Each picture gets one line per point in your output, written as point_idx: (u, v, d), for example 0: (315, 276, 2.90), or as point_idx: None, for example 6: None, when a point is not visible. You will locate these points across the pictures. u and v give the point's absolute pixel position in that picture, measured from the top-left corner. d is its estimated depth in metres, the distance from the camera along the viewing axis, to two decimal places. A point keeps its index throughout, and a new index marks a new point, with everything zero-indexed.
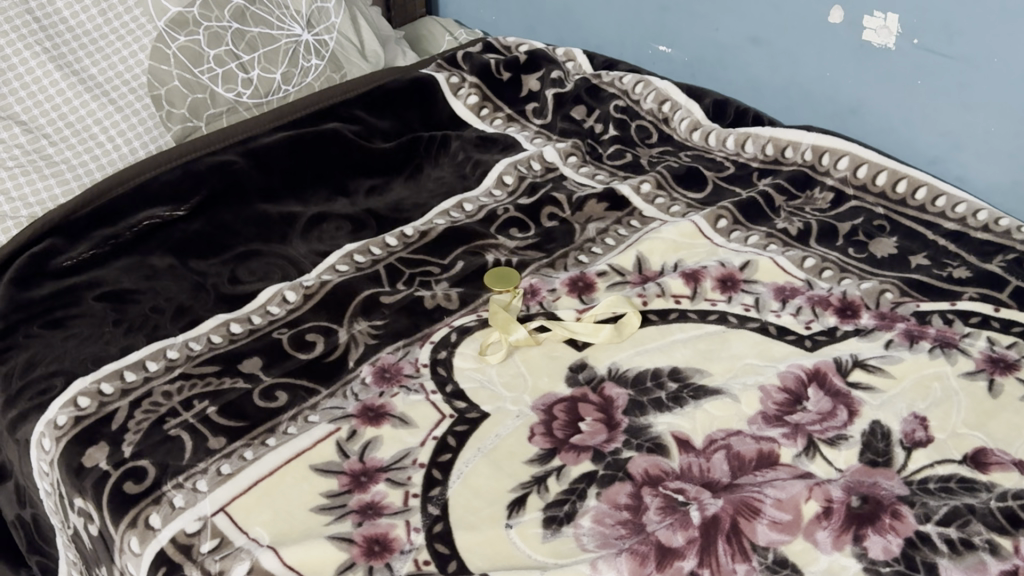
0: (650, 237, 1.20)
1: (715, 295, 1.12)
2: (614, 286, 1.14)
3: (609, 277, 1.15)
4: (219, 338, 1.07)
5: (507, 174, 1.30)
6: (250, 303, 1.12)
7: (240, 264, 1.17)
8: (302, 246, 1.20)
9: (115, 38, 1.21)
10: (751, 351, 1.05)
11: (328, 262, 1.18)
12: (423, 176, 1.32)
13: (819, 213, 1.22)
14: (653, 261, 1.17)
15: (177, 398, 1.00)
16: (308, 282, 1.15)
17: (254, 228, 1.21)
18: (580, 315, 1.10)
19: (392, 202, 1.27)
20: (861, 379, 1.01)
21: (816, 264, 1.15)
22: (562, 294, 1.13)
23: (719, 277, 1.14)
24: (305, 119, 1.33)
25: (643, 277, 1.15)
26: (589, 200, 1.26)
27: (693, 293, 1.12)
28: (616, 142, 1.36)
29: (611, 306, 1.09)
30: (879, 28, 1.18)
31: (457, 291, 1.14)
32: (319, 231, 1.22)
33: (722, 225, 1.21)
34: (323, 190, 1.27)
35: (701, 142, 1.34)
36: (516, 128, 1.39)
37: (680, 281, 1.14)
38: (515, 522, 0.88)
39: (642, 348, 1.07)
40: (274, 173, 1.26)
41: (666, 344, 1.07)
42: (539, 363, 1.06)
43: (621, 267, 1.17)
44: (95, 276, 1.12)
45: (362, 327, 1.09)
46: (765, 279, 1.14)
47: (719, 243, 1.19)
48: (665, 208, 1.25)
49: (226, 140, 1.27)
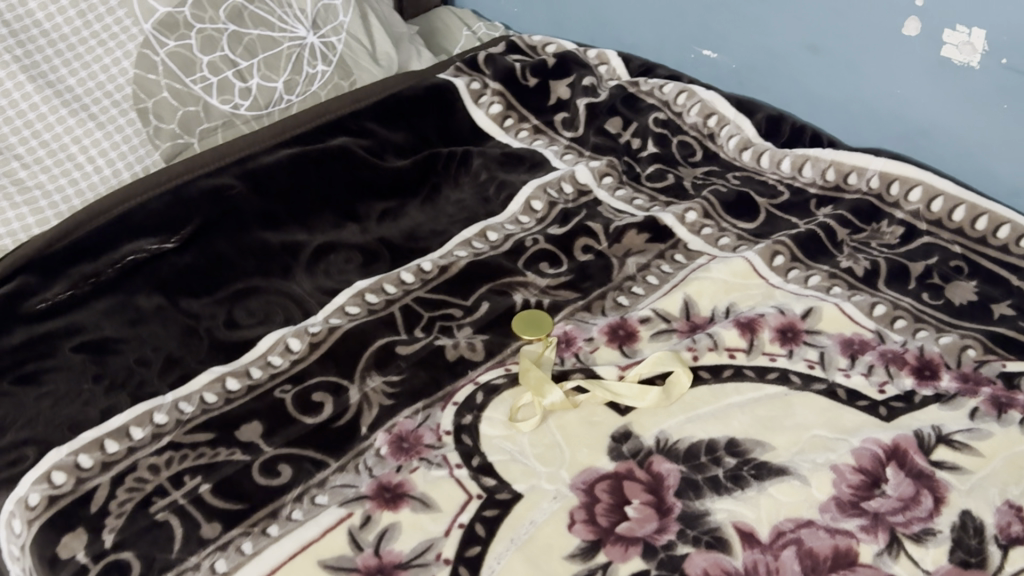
0: (699, 278, 1.07)
1: (777, 349, 1.00)
2: (659, 335, 1.01)
3: (653, 324, 1.03)
4: (213, 397, 0.95)
5: (535, 198, 1.17)
6: (247, 354, 0.99)
7: (237, 304, 1.04)
8: (308, 282, 1.07)
9: (97, 42, 1.07)
10: (819, 420, 0.93)
11: (336, 302, 1.05)
12: (442, 199, 1.18)
13: (887, 250, 1.09)
14: (703, 306, 1.04)
15: (165, 473, 0.87)
16: (314, 327, 1.02)
17: (254, 260, 1.08)
18: (624, 372, 0.97)
19: (407, 230, 1.14)
20: (946, 459, 0.88)
21: (887, 312, 1.03)
22: (600, 345, 1.01)
23: (779, 328, 1.01)
24: (310, 133, 1.18)
25: (691, 324, 1.03)
26: (628, 230, 1.12)
27: (750, 347, 1.00)
28: (655, 160, 1.22)
29: (661, 364, 0.96)
30: (962, 44, 1.04)
31: (482, 339, 1.02)
32: (326, 264, 1.09)
33: (778, 263, 1.08)
34: (330, 215, 1.13)
35: (752, 162, 1.21)
36: (544, 141, 1.26)
37: (735, 332, 1.01)
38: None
39: (694, 414, 0.94)
40: (276, 198, 1.12)
41: (721, 409, 0.94)
42: (577, 430, 0.93)
43: (666, 313, 1.04)
44: (74, 320, 0.99)
45: (375, 385, 0.96)
46: (830, 329, 1.01)
47: (776, 285, 1.06)
48: (713, 240, 1.12)
49: (222, 159, 1.13)
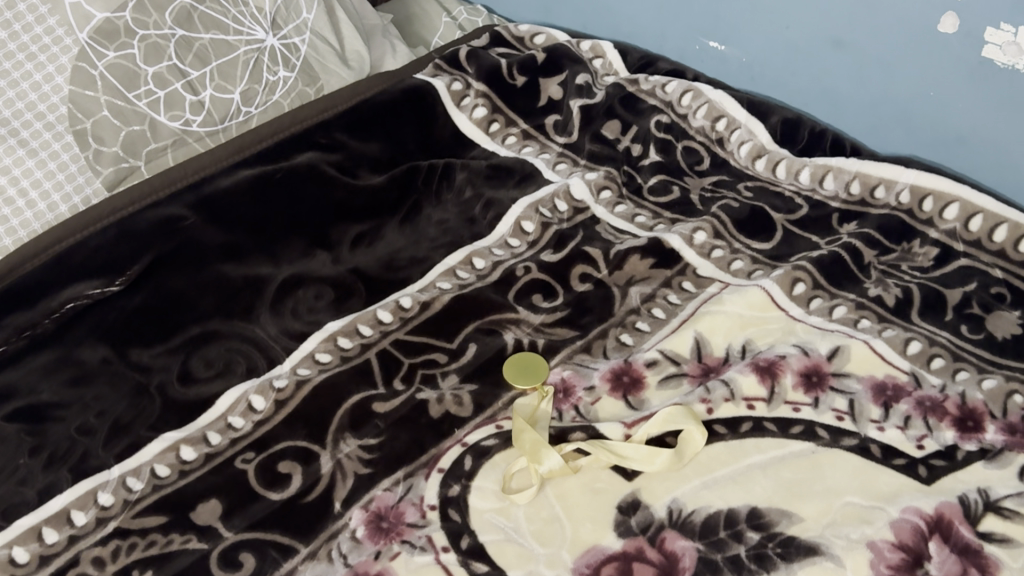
0: (711, 312, 0.95)
1: (803, 397, 0.89)
2: (668, 381, 0.91)
3: (661, 368, 0.92)
4: (166, 470, 0.84)
5: (526, 219, 1.05)
6: (203, 415, 0.88)
7: (193, 352, 0.93)
8: (273, 324, 0.96)
9: (26, 58, 0.93)
10: (851, 484, 0.83)
11: (305, 349, 0.93)
12: (423, 220, 1.06)
13: (919, 274, 0.99)
14: (716, 344, 0.93)
15: (111, 568, 0.76)
16: (280, 381, 0.90)
17: (213, 298, 0.96)
18: (629, 429, 0.86)
19: (384, 257, 1.03)
20: (996, 530, 0.78)
21: (923, 350, 0.92)
22: (602, 395, 0.90)
23: (802, 372, 0.90)
24: (272, 151, 1.05)
25: (703, 367, 0.92)
26: (631, 254, 1.01)
27: (771, 396, 0.89)
28: (658, 170, 1.11)
29: (671, 422, 0.86)
30: (1006, 44, 0.91)
31: (470, 390, 0.91)
32: (293, 302, 0.98)
33: (799, 292, 0.97)
34: (296, 243, 1.01)
35: (766, 172, 1.09)
36: (534, 148, 1.14)
37: (754, 378, 0.90)
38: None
39: (710, 478, 0.84)
40: (236, 227, 1.00)
41: (741, 471, 0.84)
42: (580, 499, 0.82)
43: (675, 354, 0.93)
44: (6, 382, 0.87)
45: (350, 450, 0.85)
46: (859, 372, 0.91)
47: (797, 318, 0.95)
48: (725, 264, 1.01)
49: (173, 185, 1.00)
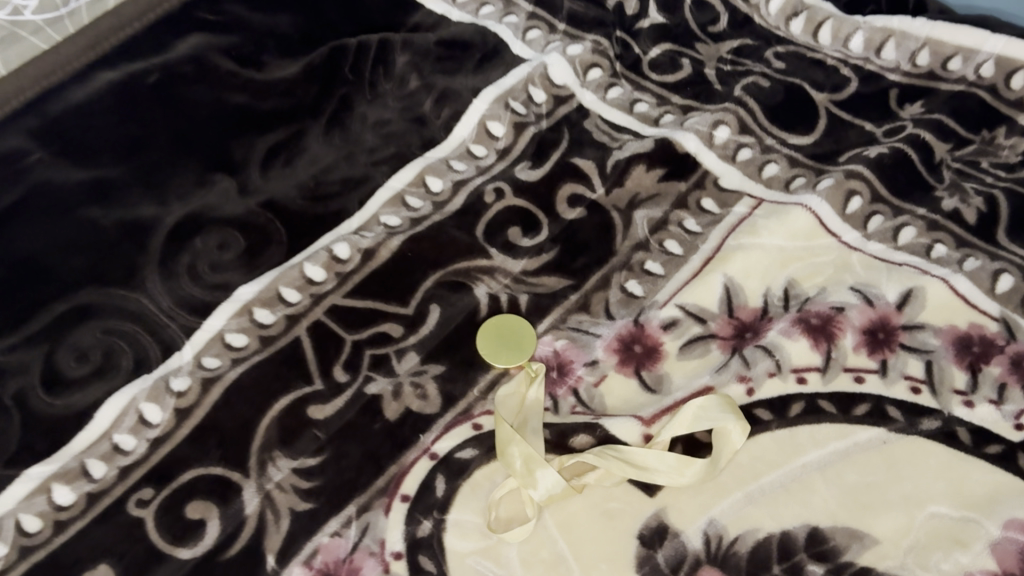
0: (744, 246, 0.73)
1: (868, 363, 0.69)
2: (692, 347, 0.70)
3: (682, 330, 0.71)
4: (36, 523, 0.61)
5: (493, 118, 0.80)
6: (81, 436, 0.65)
7: (58, 341, 0.67)
8: (165, 292, 0.70)
9: None
10: (936, 487, 0.64)
11: (212, 327, 0.69)
12: (355, 120, 0.79)
13: (1005, 174, 0.76)
14: (752, 291, 0.72)
15: None
16: (181, 383, 0.67)
17: (81, 258, 0.70)
18: (647, 427, 0.66)
19: (308, 181, 0.77)
20: None
21: (1016, 287, 0.71)
22: (608, 372, 0.69)
23: (865, 328, 0.70)
24: (139, 39, 0.77)
25: (738, 325, 0.71)
26: (634, 164, 0.78)
27: (826, 364, 0.69)
28: (661, 38, 0.87)
29: (708, 419, 0.65)
30: None
31: (435, 374, 0.69)
32: (190, 256, 0.72)
33: (854, 209, 0.75)
34: (189, 166, 0.75)
35: (805, 37, 0.85)
36: (496, 8, 0.86)
37: (805, 343, 0.69)
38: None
39: (756, 488, 0.65)
40: (101, 156, 0.73)
41: (794, 475, 0.65)
42: (589, 529, 0.63)
43: (700, 310, 0.71)
44: None
45: (281, 478, 0.64)
46: (936, 321, 0.70)
47: (853, 247, 0.74)
48: (755, 168, 0.78)
49: (6, 103, 0.72)
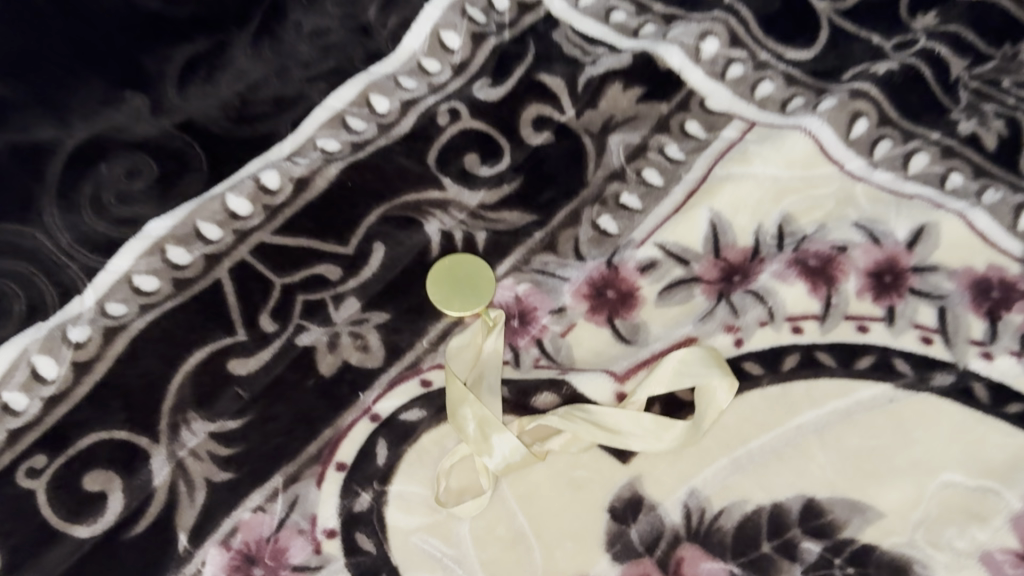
0: (734, 176, 0.64)
1: (873, 311, 0.60)
2: (673, 292, 0.61)
3: (661, 272, 0.62)
4: None
5: (447, 27, 0.66)
6: None
7: None
8: (63, 227, 0.58)
9: None
10: (948, 452, 0.56)
11: (118, 269, 0.59)
12: (288, 30, 0.61)
13: None
14: (741, 228, 0.63)
15: None
16: (80, 333, 0.57)
17: None
18: (621, 385, 0.59)
19: (233, 99, 0.62)
20: None
21: None
22: (576, 321, 0.61)
23: (870, 271, 0.61)
24: None
25: (725, 267, 0.62)
26: (609, 82, 0.66)
27: (825, 312, 0.60)
28: None
29: (690, 376, 0.56)
30: None
31: (378, 324, 0.60)
32: (94, 187, 0.59)
33: (860, 133, 0.65)
34: (87, 90, 0.57)
35: None
36: None
37: (802, 288, 0.61)
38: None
39: (744, 453, 0.57)
40: None
41: (788, 439, 0.57)
42: (553, 502, 0.56)
43: (683, 250, 0.63)
44: None
45: (196, 444, 0.55)
46: (950, 263, 0.62)
47: (857, 176, 0.64)
48: (749, 86, 0.67)
49: None
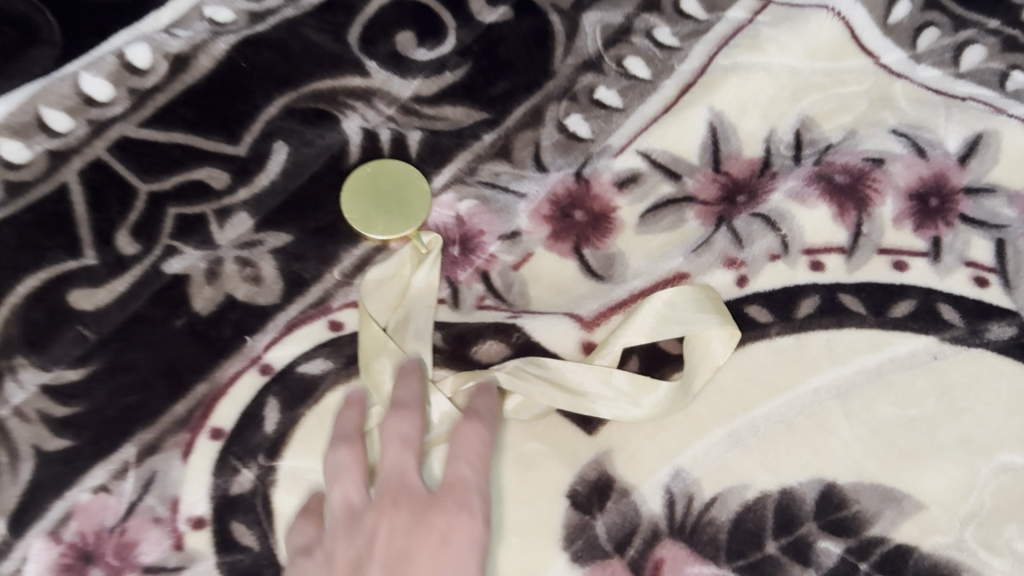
0: (742, 67, 0.49)
1: (914, 244, 0.47)
2: (660, 215, 0.48)
3: (644, 190, 0.48)
4: None
5: None
6: None
7: None
8: None
9: None
10: (1008, 425, 0.44)
11: None
12: None
13: None
14: (749, 135, 0.49)
15: None
16: None
17: None
18: (589, 334, 0.46)
19: None
20: None
21: None
22: (534, 250, 0.48)
23: (911, 191, 0.48)
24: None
25: (726, 185, 0.48)
26: None
27: (853, 244, 0.47)
28: None
29: (679, 323, 0.43)
30: None
31: (276, 249, 0.46)
32: None
33: (901, 17, 0.51)
34: None
35: None
36: None
37: (825, 213, 0.47)
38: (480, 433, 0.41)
39: (745, 424, 0.44)
40: None
41: (803, 406, 0.44)
42: (494, 485, 0.43)
43: (673, 162, 0.49)
44: None
45: (24, 400, 0.42)
46: (1009, 184, 0.48)
47: (895, 72, 0.50)
48: None
49: None
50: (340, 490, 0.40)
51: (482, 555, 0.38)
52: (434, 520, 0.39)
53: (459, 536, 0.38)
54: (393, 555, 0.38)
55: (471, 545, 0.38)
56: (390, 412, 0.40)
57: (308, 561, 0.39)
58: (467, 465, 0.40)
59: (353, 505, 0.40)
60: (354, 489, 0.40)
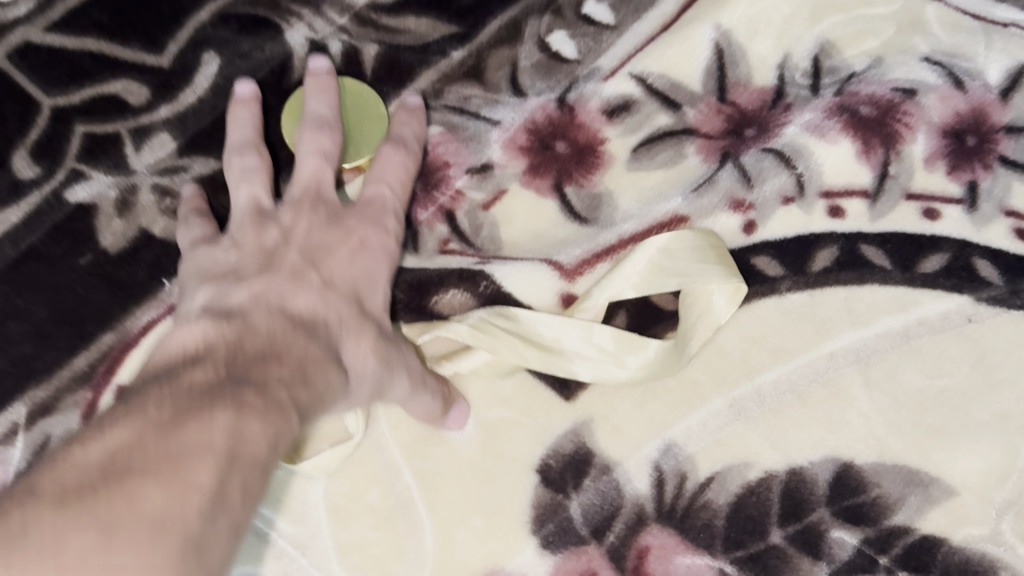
0: None
1: (947, 189, 0.40)
2: (655, 149, 0.41)
3: (639, 120, 0.41)
4: None
5: None
6: None
7: None
8: None
9: None
10: None
11: None
12: None
13: None
14: (760, 59, 0.42)
15: None
16: None
17: None
18: (569, 284, 0.40)
19: None
20: None
21: None
22: (507, 186, 0.41)
23: (946, 128, 0.41)
24: None
25: (733, 116, 0.41)
26: None
27: (877, 187, 0.40)
28: None
29: (675, 275, 0.37)
30: None
31: (202, 177, 0.40)
32: None
33: None
34: None
35: None
36: None
37: (848, 151, 0.41)
38: (408, 93, 0.40)
39: (749, 393, 0.38)
40: None
41: (815, 375, 0.38)
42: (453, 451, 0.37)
43: (671, 88, 0.41)
44: None
45: None
46: None
47: None
48: None
49: None
50: (248, 188, 0.37)
51: (390, 267, 0.37)
52: (352, 223, 0.36)
53: (373, 240, 0.37)
54: (307, 245, 0.35)
55: (383, 253, 0.37)
56: (310, 124, 0.38)
57: (209, 248, 0.36)
58: (387, 186, 0.38)
59: (262, 204, 0.37)
60: (263, 188, 0.37)
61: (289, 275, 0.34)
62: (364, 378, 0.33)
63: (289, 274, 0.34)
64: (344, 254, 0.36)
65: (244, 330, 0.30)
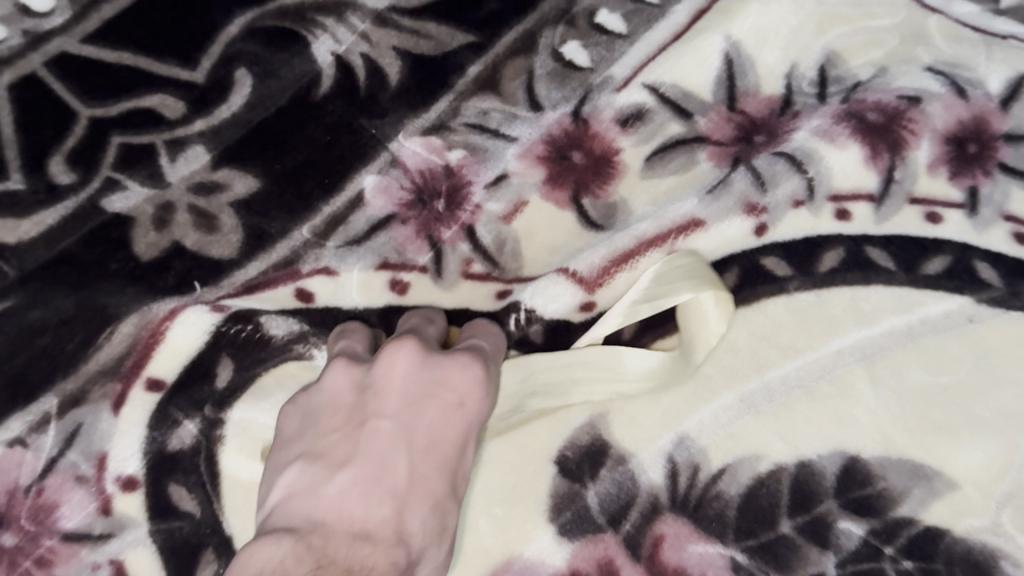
0: None
1: (948, 195, 0.42)
2: (669, 155, 0.42)
3: (654, 128, 0.43)
4: None
5: None
6: None
7: None
8: None
9: None
10: None
11: None
12: None
13: None
14: (768, 69, 0.43)
15: None
16: None
17: None
18: (590, 295, 0.41)
19: None
20: None
21: None
22: (527, 197, 0.42)
23: (949, 136, 0.42)
24: None
25: (743, 124, 0.43)
26: None
27: (883, 190, 0.42)
28: None
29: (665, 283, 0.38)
30: None
31: (241, 197, 0.40)
32: None
33: None
34: None
35: None
36: None
37: (855, 158, 0.42)
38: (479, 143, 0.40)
39: (760, 388, 0.39)
40: None
41: (820, 372, 0.39)
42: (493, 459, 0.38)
43: (684, 96, 0.43)
44: None
45: None
46: None
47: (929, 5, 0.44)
48: None
49: None
50: (330, 377, 0.34)
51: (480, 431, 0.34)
52: (452, 377, 0.34)
53: (457, 392, 0.34)
54: (401, 403, 0.33)
55: (465, 426, 0.34)
56: (364, 388, 0.34)
57: (295, 409, 0.35)
58: (441, 410, 0.33)
59: (354, 357, 0.37)
60: (343, 374, 0.34)
61: (376, 461, 0.31)
62: (420, 550, 0.31)
63: (390, 430, 0.32)
64: (435, 411, 0.33)
65: (325, 555, 0.28)
